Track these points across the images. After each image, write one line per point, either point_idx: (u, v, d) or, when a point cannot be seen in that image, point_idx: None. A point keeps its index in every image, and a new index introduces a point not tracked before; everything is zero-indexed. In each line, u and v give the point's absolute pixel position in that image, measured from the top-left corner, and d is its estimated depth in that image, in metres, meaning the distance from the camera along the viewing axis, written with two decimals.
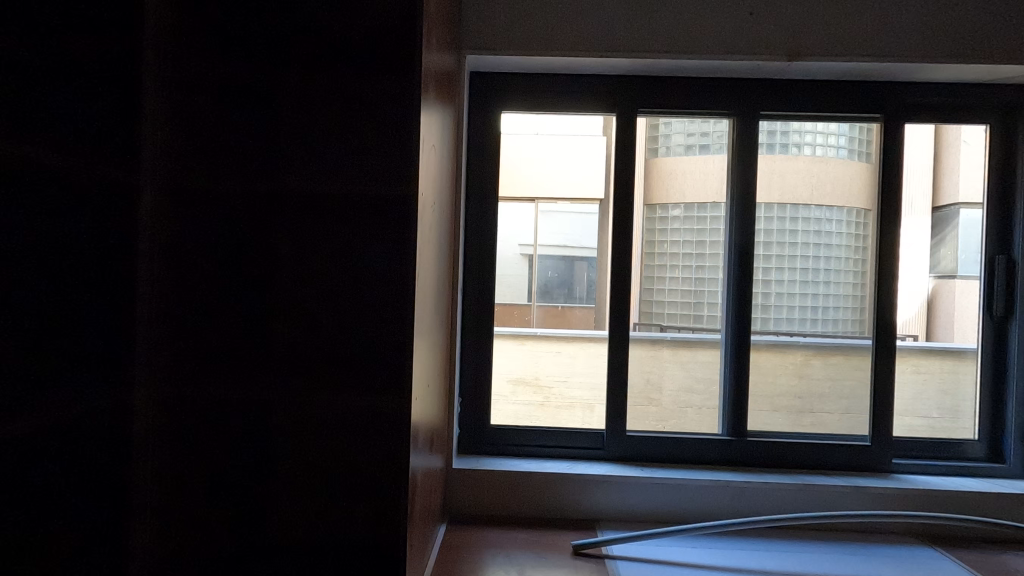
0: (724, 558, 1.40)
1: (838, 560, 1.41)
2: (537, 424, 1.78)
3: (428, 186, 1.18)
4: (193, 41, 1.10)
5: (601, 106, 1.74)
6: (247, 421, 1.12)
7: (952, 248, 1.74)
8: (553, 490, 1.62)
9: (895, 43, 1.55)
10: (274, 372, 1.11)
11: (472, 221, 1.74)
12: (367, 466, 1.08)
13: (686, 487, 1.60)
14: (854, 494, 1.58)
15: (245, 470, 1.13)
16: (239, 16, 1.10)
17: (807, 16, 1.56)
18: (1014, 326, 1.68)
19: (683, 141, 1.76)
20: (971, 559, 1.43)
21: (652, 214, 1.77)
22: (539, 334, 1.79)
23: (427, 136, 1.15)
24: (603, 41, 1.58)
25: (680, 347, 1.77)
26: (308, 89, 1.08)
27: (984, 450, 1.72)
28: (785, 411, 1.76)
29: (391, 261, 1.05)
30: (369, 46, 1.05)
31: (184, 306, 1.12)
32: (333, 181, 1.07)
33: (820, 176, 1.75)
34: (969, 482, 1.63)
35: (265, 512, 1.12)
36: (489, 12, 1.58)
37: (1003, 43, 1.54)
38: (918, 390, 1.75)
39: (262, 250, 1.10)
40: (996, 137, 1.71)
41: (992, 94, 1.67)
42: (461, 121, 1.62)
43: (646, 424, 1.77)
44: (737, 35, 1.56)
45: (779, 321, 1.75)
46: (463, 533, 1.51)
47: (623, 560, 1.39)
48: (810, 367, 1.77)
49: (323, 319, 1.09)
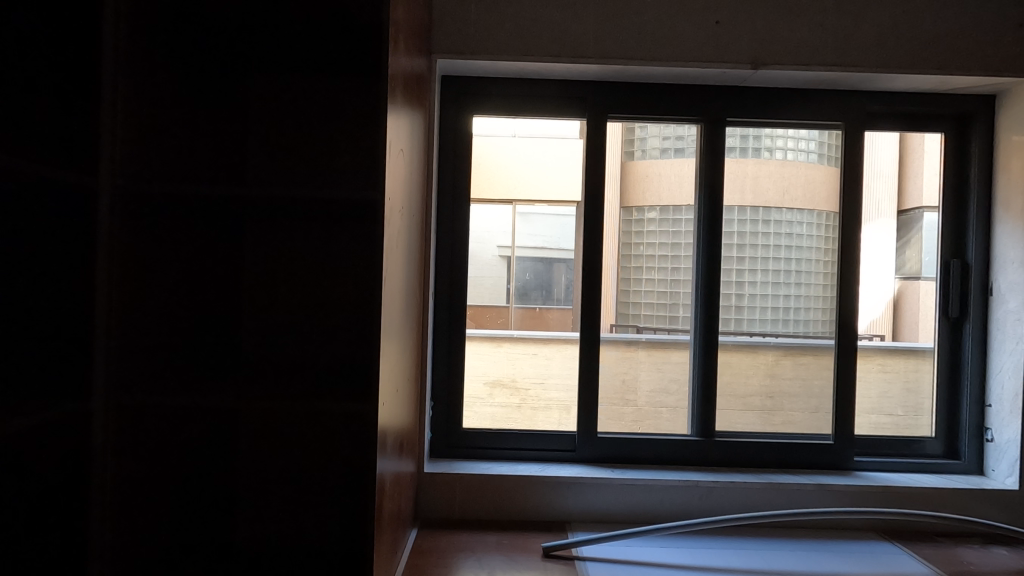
0: (691, 557, 1.42)
1: (801, 557, 1.44)
2: (513, 425, 1.79)
3: (398, 188, 1.18)
4: (153, 42, 1.08)
5: (572, 110, 1.76)
6: (216, 426, 1.11)
7: (917, 249, 1.78)
8: (525, 492, 1.62)
9: (854, 53, 1.59)
10: (243, 376, 1.10)
11: (444, 224, 1.74)
12: (337, 471, 1.07)
13: (658, 487, 1.62)
14: (818, 492, 1.62)
15: (211, 475, 1.12)
16: (199, 17, 1.09)
17: (771, 26, 1.59)
18: (968, 326, 1.74)
19: (659, 144, 1.78)
20: (928, 553, 1.48)
21: (629, 216, 1.77)
22: (516, 336, 1.79)
23: (397, 141, 1.15)
24: (574, 45, 1.59)
25: (655, 348, 1.79)
26: (278, 91, 1.07)
27: (940, 447, 1.78)
28: (756, 410, 1.79)
29: (359, 265, 1.05)
30: (334, 50, 1.05)
31: (146, 310, 1.10)
32: (303, 183, 1.06)
33: (791, 179, 1.78)
34: (927, 479, 1.68)
35: (231, 520, 1.11)
36: (460, 16, 1.59)
37: (956, 55, 1.59)
38: (884, 388, 1.79)
39: (230, 252, 1.09)
40: (951, 145, 1.77)
41: (946, 104, 1.74)
42: (433, 124, 1.61)
43: (621, 424, 1.79)
44: (705, 43, 1.59)
45: (752, 321, 1.79)
46: (435, 538, 1.50)
47: (592, 561, 1.40)
48: (780, 367, 1.80)
49: (292, 323, 1.08)
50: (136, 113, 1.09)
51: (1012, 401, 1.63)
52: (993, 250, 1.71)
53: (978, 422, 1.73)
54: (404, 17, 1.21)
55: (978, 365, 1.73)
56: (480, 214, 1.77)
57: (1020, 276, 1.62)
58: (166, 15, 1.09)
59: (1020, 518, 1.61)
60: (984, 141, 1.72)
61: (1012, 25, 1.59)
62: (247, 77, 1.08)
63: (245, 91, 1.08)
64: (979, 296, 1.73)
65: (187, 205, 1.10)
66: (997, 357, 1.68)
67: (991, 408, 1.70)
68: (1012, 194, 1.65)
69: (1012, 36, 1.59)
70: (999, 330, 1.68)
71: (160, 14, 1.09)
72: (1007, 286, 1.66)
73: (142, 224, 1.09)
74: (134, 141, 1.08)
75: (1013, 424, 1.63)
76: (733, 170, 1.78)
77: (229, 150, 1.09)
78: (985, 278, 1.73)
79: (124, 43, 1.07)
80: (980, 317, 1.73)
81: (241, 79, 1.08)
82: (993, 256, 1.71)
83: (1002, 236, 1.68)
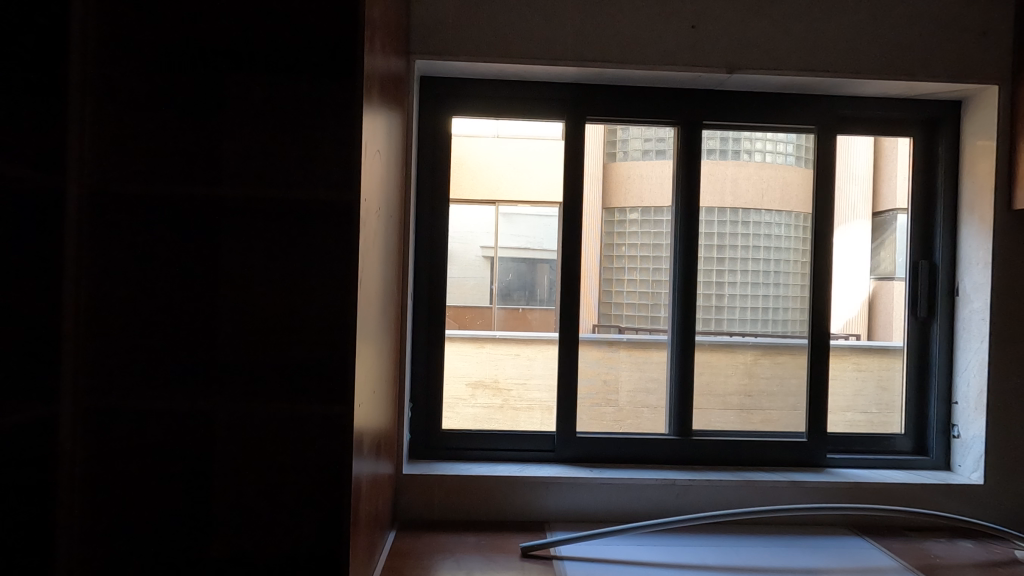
0: (667, 554, 1.44)
1: (774, 553, 1.47)
2: (495, 425, 1.79)
3: (374, 190, 1.17)
4: (122, 41, 1.07)
5: (552, 112, 1.77)
6: (192, 429, 1.10)
7: (890, 249, 1.82)
8: (504, 492, 1.63)
9: (825, 58, 1.63)
10: (220, 378, 1.09)
11: (422, 225, 1.74)
12: (315, 473, 1.07)
13: (637, 486, 1.64)
14: (792, 488, 1.65)
15: (183, 479, 1.10)
16: (168, 16, 1.07)
17: (745, 30, 1.62)
18: (935, 326, 1.78)
19: (640, 146, 1.80)
20: (896, 547, 1.51)
21: (611, 218, 1.79)
22: (498, 337, 1.79)
23: (373, 141, 1.15)
24: (551, 47, 1.60)
25: (635, 349, 1.82)
26: (254, 90, 1.05)
27: (909, 444, 1.82)
28: (735, 409, 1.82)
29: (334, 266, 1.04)
30: (308, 51, 1.04)
31: (116, 312, 1.08)
32: (280, 184, 1.05)
33: (769, 181, 1.81)
34: (896, 475, 1.72)
35: (206, 523, 1.10)
36: (439, 17, 1.59)
37: (922, 62, 1.64)
38: (858, 387, 1.83)
39: (206, 253, 1.08)
40: (918, 148, 1.81)
41: (915, 110, 1.78)
42: (411, 124, 1.61)
43: (601, 424, 1.80)
44: (682, 47, 1.61)
45: (732, 322, 1.83)
46: (414, 540, 1.50)
47: (571, 561, 1.41)
48: (759, 366, 1.83)
49: (265, 325, 1.07)
50: (107, 112, 1.07)
51: (977, 398, 1.67)
52: (958, 252, 1.75)
53: (945, 419, 1.77)
54: (382, 18, 1.20)
55: (945, 363, 1.77)
56: (461, 214, 1.78)
57: (984, 277, 1.66)
58: (138, 13, 1.07)
59: (984, 511, 1.65)
60: (950, 144, 1.77)
61: (976, 34, 1.64)
62: (223, 76, 1.07)
63: (221, 90, 1.07)
64: (945, 296, 1.77)
65: (161, 205, 1.08)
66: (963, 356, 1.72)
67: (957, 405, 1.74)
68: (976, 197, 1.70)
69: (975, 44, 1.64)
70: (964, 329, 1.72)
71: (133, 12, 1.07)
72: (972, 286, 1.70)
73: (114, 224, 1.07)
74: (104, 142, 1.07)
75: (978, 421, 1.67)
76: (713, 171, 1.80)
77: (204, 149, 1.07)
78: (951, 278, 1.77)
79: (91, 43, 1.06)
80: (946, 316, 1.77)
81: (217, 79, 1.07)
82: (958, 257, 1.75)
83: (967, 237, 1.72)
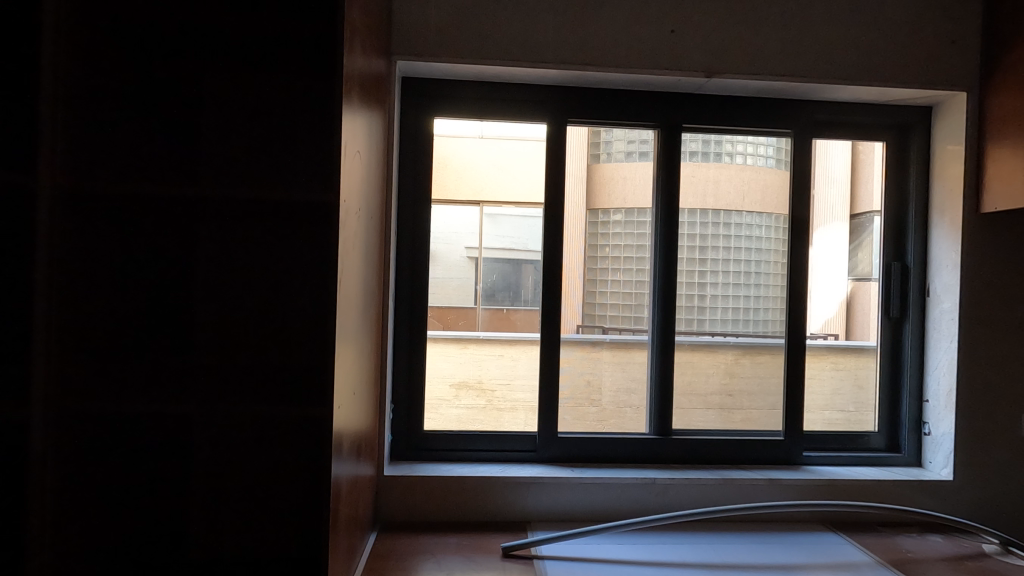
0: (646, 552, 1.46)
1: (750, 549, 1.49)
2: (478, 426, 1.79)
3: (354, 191, 1.16)
4: (96, 42, 1.06)
5: (534, 113, 1.77)
6: (169, 432, 1.08)
7: (869, 252, 1.88)
8: (486, 493, 1.63)
9: (800, 63, 1.66)
10: (197, 380, 1.08)
11: (404, 225, 1.73)
12: (293, 475, 1.06)
13: (618, 485, 1.65)
14: (769, 486, 1.68)
15: (157, 484, 1.09)
16: (142, 17, 1.06)
17: (723, 36, 1.64)
18: (907, 325, 1.82)
19: (624, 147, 1.83)
20: (869, 542, 1.55)
21: (595, 218, 1.82)
22: (483, 337, 1.82)
23: (353, 142, 1.14)
24: (533, 50, 1.61)
25: (619, 349, 1.84)
26: (232, 90, 1.05)
27: (883, 441, 1.86)
28: (716, 409, 1.86)
29: (313, 267, 1.04)
30: (286, 53, 1.04)
31: (89, 315, 1.07)
32: (259, 184, 1.05)
33: (750, 182, 1.86)
34: (870, 472, 1.76)
35: (183, 526, 1.08)
36: (422, 17, 1.59)
37: (894, 69, 1.68)
38: (836, 386, 1.88)
39: (181, 254, 1.07)
40: (891, 151, 1.86)
41: (888, 114, 1.83)
42: (393, 124, 1.61)
43: (585, 424, 1.81)
44: (661, 51, 1.63)
45: (714, 322, 1.86)
46: (395, 542, 1.49)
47: (551, 561, 1.41)
48: (740, 366, 1.87)
49: (243, 327, 1.06)
50: (80, 113, 1.06)
51: (946, 397, 1.72)
52: (929, 253, 1.80)
53: (916, 416, 1.82)
54: (361, 18, 1.19)
55: (916, 362, 1.81)
56: (445, 214, 1.78)
57: (954, 278, 1.70)
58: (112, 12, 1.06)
59: (954, 507, 1.70)
60: (922, 148, 1.82)
61: (945, 42, 1.69)
62: (200, 76, 1.06)
63: (198, 90, 1.06)
64: (917, 296, 1.81)
65: (136, 205, 1.07)
66: (933, 355, 1.77)
67: (928, 403, 1.78)
68: (946, 200, 1.74)
69: (944, 52, 1.69)
70: (935, 328, 1.77)
71: (106, 10, 1.06)
72: (942, 287, 1.74)
73: (88, 225, 1.06)
74: (77, 143, 1.06)
75: (947, 418, 1.71)
76: (694, 173, 1.83)
77: (180, 149, 1.06)
78: (923, 277, 1.81)
79: (65, 43, 1.05)
80: (918, 316, 1.81)
81: (194, 78, 1.06)
82: (929, 258, 1.79)
83: (938, 239, 1.77)
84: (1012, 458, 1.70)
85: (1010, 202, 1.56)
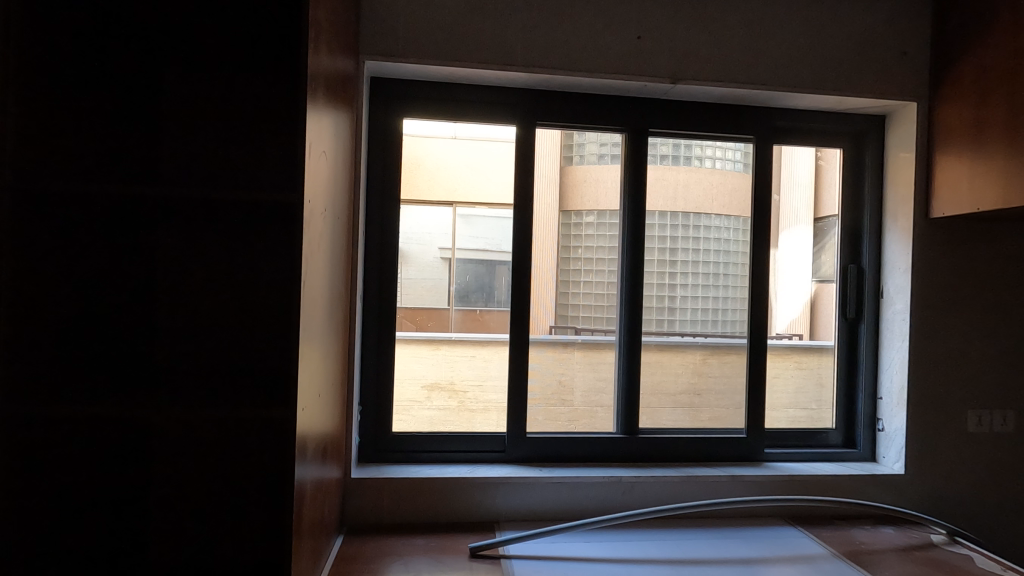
0: (612, 550, 1.48)
1: (713, 544, 1.53)
2: (450, 427, 1.79)
3: (320, 191, 1.15)
4: (55, 39, 1.04)
5: (503, 115, 1.78)
6: (127, 435, 1.06)
7: (832, 254, 1.95)
8: (455, 494, 1.63)
9: (762, 72, 1.71)
10: (154, 383, 1.05)
11: (372, 225, 1.73)
12: (255, 478, 1.04)
13: (586, 484, 1.67)
14: (731, 482, 1.72)
15: (115, 489, 1.07)
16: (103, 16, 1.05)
17: (687, 44, 1.68)
18: (863, 326, 1.89)
19: (596, 151, 1.88)
20: (826, 535, 1.60)
21: (568, 220, 1.89)
22: (455, 338, 1.84)
23: (317, 142, 1.12)
24: (502, 53, 1.62)
25: (590, 350, 1.89)
26: (193, 87, 1.03)
27: (840, 437, 1.93)
28: (684, 407, 1.89)
29: (277, 268, 1.03)
30: (249, 53, 1.03)
31: (46, 315, 1.05)
32: (221, 182, 1.03)
33: (719, 187, 1.92)
34: (826, 467, 1.82)
35: (144, 532, 1.06)
36: (390, 17, 1.58)
37: (850, 79, 1.74)
38: (799, 384, 1.94)
39: (141, 255, 1.05)
40: (848, 157, 1.92)
41: (847, 122, 1.89)
42: (361, 123, 1.60)
43: (556, 424, 1.83)
44: (628, 57, 1.66)
45: (684, 322, 1.92)
46: (361, 545, 1.48)
47: (518, 560, 1.42)
48: (708, 365, 1.94)
49: (206, 329, 1.05)
50: (36, 109, 1.03)
51: (899, 394, 1.78)
52: (883, 256, 1.87)
53: (871, 413, 1.89)
54: (327, 17, 1.19)
55: (871, 361, 1.88)
56: (416, 213, 1.78)
57: (906, 281, 1.77)
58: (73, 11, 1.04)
59: (905, 499, 1.77)
60: (876, 154, 1.89)
61: (897, 54, 1.76)
62: (158, 74, 1.04)
63: (157, 88, 1.04)
64: (872, 297, 1.88)
65: (99, 205, 1.05)
66: (887, 354, 1.84)
67: (882, 400, 1.85)
68: (899, 205, 1.81)
69: (896, 63, 1.76)
70: (889, 329, 1.83)
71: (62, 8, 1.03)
72: (896, 289, 1.81)
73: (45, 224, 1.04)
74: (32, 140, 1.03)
75: (900, 414, 1.78)
76: (664, 176, 1.88)
77: (142, 149, 1.05)
78: (877, 279, 1.88)
79: (20, 37, 1.02)
80: (872, 317, 1.88)
81: (152, 76, 1.04)
82: (883, 261, 1.86)
83: (891, 242, 1.84)
84: (958, 453, 1.78)
85: (957, 209, 1.65)
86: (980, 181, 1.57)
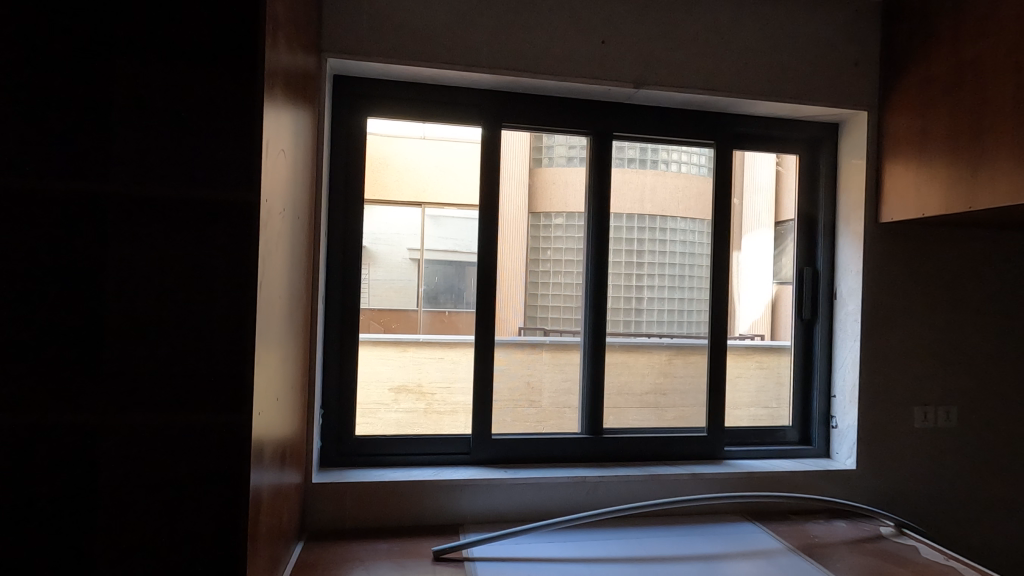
0: (577, 549, 1.49)
1: (674, 542, 1.55)
2: (417, 431, 1.78)
3: (278, 190, 1.12)
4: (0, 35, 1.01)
5: (469, 116, 1.78)
6: (72, 443, 1.02)
7: (791, 256, 2.00)
8: (418, 497, 1.62)
9: (721, 78, 1.75)
10: (101, 389, 1.01)
11: (335, 224, 1.70)
12: (207, 486, 1.01)
13: (551, 484, 1.68)
14: (692, 480, 1.76)
15: (59, 498, 1.02)
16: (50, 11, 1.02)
17: (649, 49, 1.71)
18: (818, 326, 1.96)
19: (565, 153, 1.88)
20: (782, 530, 1.65)
21: (537, 222, 1.85)
22: (423, 339, 1.79)
23: (275, 139, 1.09)
24: (467, 54, 1.62)
25: (558, 350, 1.88)
26: (142, 81, 0.99)
27: (796, 435, 1.99)
28: (650, 407, 1.92)
29: (230, 269, 1.00)
30: (203, 49, 1.00)
31: None
32: (172, 181, 1.00)
33: (684, 190, 1.95)
34: (783, 463, 1.87)
35: (86, 544, 1.02)
36: (353, 15, 1.56)
37: (805, 88, 1.80)
38: (760, 383, 2.00)
39: (87, 256, 1.01)
40: (804, 163, 1.99)
41: (803, 130, 1.96)
42: (324, 123, 1.58)
43: (525, 424, 1.83)
44: (594, 62, 1.69)
45: (650, 323, 1.93)
46: (322, 550, 1.46)
47: (483, 561, 1.42)
48: (673, 366, 1.96)
49: (155, 332, 1.01)
50: None
51: (851, 391, 1.85)
52: (837, 259, 1.93)
53: (825, 411, 1.95)
54: (286, 12, 1.16)
55: (825, 360, 1.95)
56: (382, 214, 1.77)
57: (857, 283, 1.84)
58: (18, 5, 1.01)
59: (857, 493, 1.84)
60: (829, 161, 1.96)
61: (849, 65, 1.83)
62: (104, 69, 1.00)
63: (104, 83, 1.00)
64: (827, 298, 1.95)
65: (40, 203, 1.01)
66: (840, 353, 1.91)
67: (835, 398, 1.92)
68: (851, 210, 1.88)
69: (848, 73, 1.83)
70: (842, 329, 1.90)
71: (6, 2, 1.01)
72: (848, 290, 1.88)
73: None
74: None
75: (851, 412, 1.85)
76: (632, 179, 1.91)
77: (88, 146, 1.01)
78: (832, 281, 1.95)
79: None
80: (827, 317, 1.95)
81: (98, 71, 1.00)
82: (837, 263, 1.93)
83: (844, 246, 1.90)
84: (907, 448, 1.86)
85: (904, 214, 1.72)
86: (925, 188, 1.65)
